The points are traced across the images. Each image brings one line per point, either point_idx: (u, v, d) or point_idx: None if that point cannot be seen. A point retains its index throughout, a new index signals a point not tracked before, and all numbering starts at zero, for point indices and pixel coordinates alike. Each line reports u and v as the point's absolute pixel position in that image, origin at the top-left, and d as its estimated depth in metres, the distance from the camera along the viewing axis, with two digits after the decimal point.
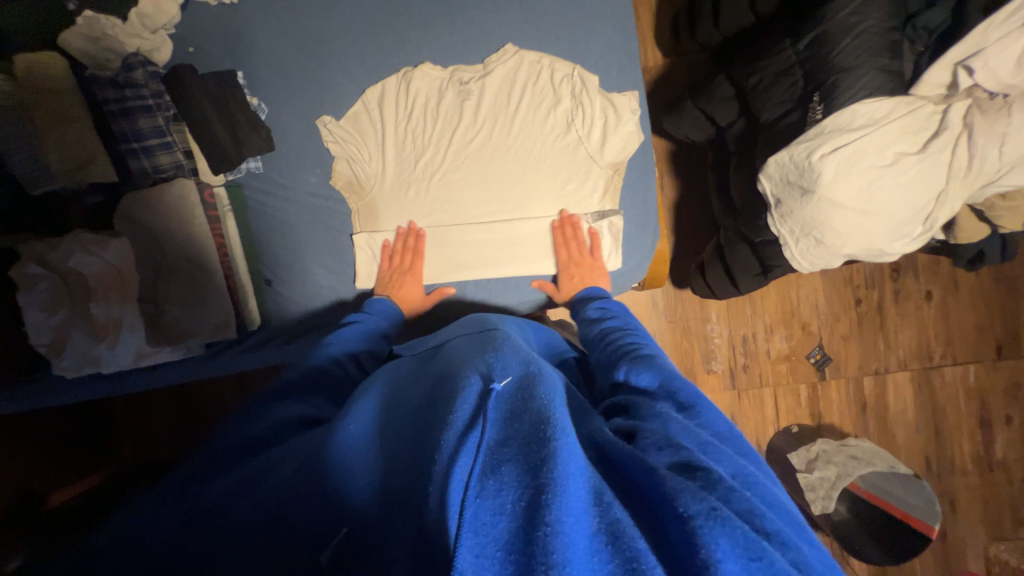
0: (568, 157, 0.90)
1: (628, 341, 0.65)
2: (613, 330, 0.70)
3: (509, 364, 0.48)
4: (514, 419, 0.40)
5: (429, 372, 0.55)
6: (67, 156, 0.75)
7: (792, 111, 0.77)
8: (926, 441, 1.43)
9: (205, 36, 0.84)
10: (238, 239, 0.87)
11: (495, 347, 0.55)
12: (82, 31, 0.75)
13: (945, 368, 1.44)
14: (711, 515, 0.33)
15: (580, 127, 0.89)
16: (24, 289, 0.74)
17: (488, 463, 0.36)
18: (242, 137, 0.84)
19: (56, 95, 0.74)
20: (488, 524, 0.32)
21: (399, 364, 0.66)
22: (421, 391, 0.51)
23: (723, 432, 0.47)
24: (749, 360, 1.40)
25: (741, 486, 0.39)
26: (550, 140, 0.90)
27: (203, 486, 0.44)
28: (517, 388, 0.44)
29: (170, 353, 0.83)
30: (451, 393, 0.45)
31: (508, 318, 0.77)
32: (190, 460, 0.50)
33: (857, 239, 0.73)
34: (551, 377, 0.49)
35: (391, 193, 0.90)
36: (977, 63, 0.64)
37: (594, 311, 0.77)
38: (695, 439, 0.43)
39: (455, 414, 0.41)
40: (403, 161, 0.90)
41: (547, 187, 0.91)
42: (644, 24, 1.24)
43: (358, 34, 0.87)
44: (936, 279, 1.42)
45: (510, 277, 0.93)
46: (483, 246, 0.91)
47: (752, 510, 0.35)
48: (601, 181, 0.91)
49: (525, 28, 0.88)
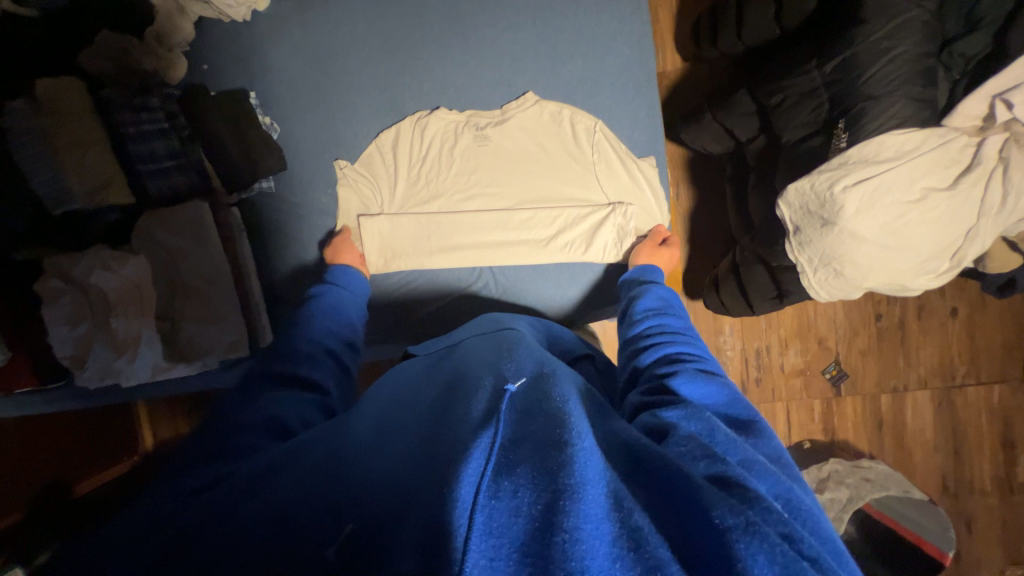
0: (582, 204, 0.88)
1: (687, 347, 0.61)
2: (671, 328, 0.65)
3: (523, 366, 0.51)
4: (529, 418, 0.42)
5: (446, 370, 0.57)
6: (88, 177, 0.75)
7: (815, 134, 0.73)
8: (945, 462, 1.40)
9: (220, 55, 0.85)
10: (250, 258, 0.88)
11: (510, 348, 0.57)
12: (102, 52, 0.76)
13: (968, 387, 1.39)
14: (748, 531, 0.33)
15: (599, 180, 0.88)
16: (49, 303, 0.77)
17: (501, 463, 0.37)
18: (255, 155, 0.83)
19: (73, 120, 0.74)
20: (504, 525, 0.33)
21: (413, 363, 0.66)
22: (435, 392, 0.52)
23: (769, 456, 0.45)
24: (761, 373, 1.38)
25: (785, 511, 0.39)
26: (566, 190, 0.88)
27: (225, 470, 0.44)
28: (532, 387, 0.47)
29: (186, 368, 0.84)
30: (467, 395, 0.47)
31: (522, 317, 0.77)
32: (214, 431, 0.50)
33: (877, 274, 0.70)
34: (564, 377, 0.51)
35: (404, 228, 0.88)
36: (1017, 97, 0.60)
37: (653, 299, 0.72)
38: (744, 453, 0.42)
39: (470, 410, 0.44)
40: (414, 200, 0.89)
41: (564, 230, 0.88)
42: (663, 31, 1.20)
43: (369, 53, 0.86)
44: (962, 295, 1.37)
45: (530, 281, 0.90)
46: (496, 250, 0.88)
47: (790, 534, 0.34)
48: (613, 226, 0.87)
49: (538, 46, 0.86)
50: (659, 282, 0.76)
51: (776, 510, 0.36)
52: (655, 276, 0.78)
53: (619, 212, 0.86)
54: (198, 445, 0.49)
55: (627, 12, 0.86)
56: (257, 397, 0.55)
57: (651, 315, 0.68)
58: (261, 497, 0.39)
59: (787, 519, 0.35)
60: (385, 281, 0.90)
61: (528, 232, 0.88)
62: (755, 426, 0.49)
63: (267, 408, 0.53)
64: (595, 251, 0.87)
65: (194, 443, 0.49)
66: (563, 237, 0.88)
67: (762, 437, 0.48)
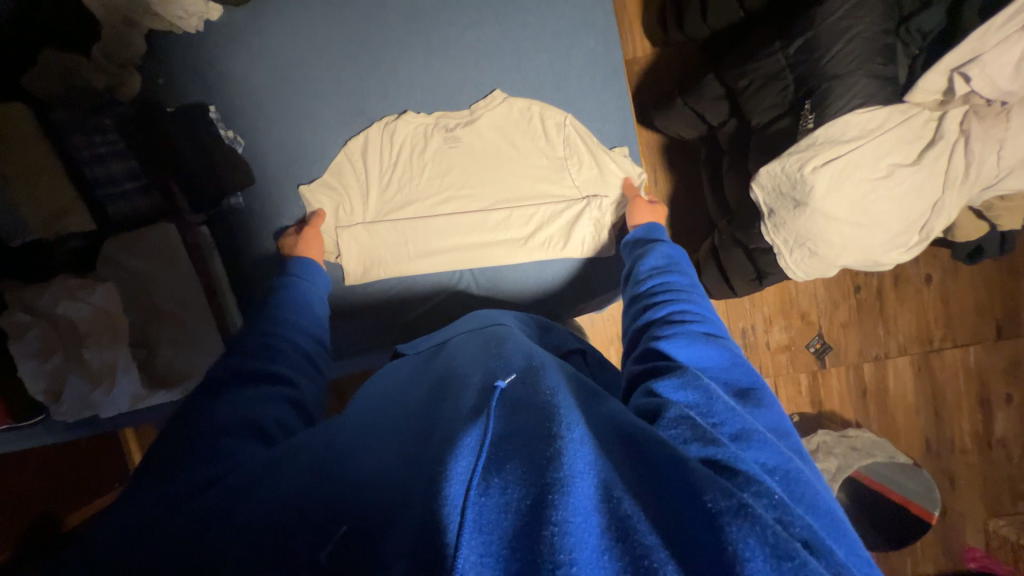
0: (558, 199, 0.87)
1: (691, 306, 0.60)
2: (675, 287, 0.64)
3: (512, 360, 0.51)
4: (518, 412, 0.42)
5: (436, 368, 0.56)
6: (42, 206, 0.72)
7: (783, 116, 0.74)
8: (927, 424, 1.44)
9: (174, 68, 0.82)
10: (225, 276, 0.86)
11: (499, 343, 0.56)
12: (47, 71, 0.74)
13: (945, 350, 1.44)
14: (740, 513, 0.33)
15: (574, 174, 0.87)
16: (14, 339, 0.73)
17: (490, 460, 0.37)
18: (219, 172, 0.82)
19: (23, 147, 0.71)
20: (492, 522, 0.33)
21: (403, 362, 0.65)
22: (425, 389, 0.52)
23: (769, 427, 0.46)
24: (748, 352, 1.40)
25: (775, 481, 0.40)
26: (542, 186, 0.87)
27: (221, 476, 0.43)
28: (521, 381, 0.46)
29: (166, 395, 0.82)
30: (457, 394, 0.46)
31: (511, 313, 0.76)
32: (192, 436, 0.48)
33: (851, 253, 0.72)
34: (553, 367, 0.51)
35: (380, 235, 0.86)
36: (974, 71, 0.61)
37: (658, 257, 0.71)
38: (740, 424, 0.43)
39: (460, 406, 0.44)
40: (388, 204, 0.87)
41: (543, 227, 0.87)
42: (630, 18, 1.20)
43: (331, 58, 0.84)
44: (935, 262, 1.40)
45: (512, 276, 0.89)
46: (476, 249, 0.87)
47: (784, 517, 0.35)
48: (589, 220, 0.87)
49: (503, 43, 0.85)
50: (666, 240, 0.74)
51: (771, 495, 0.37)
52: (660, 235, 0.76)
53: (594, 205, 0.86)
54: (180, 448, 0.47)
55: (591, 3, 0.85)
56: (224, 399, 0.53)
57: (656, 274, 0.67)
58: (245, 510, 0.38)
59: (780, 503, 0.36)
60: (364, 283, 0.87)
61: (506, 231, 0.87)
62: (754, 393, 0.49)
63: (243, 409, 0.51)
64: (574, 246, 0.87)
65: (168, 453, 0.47)
66: (541, 235, 0.87)
67: (760, 404, 0.48)
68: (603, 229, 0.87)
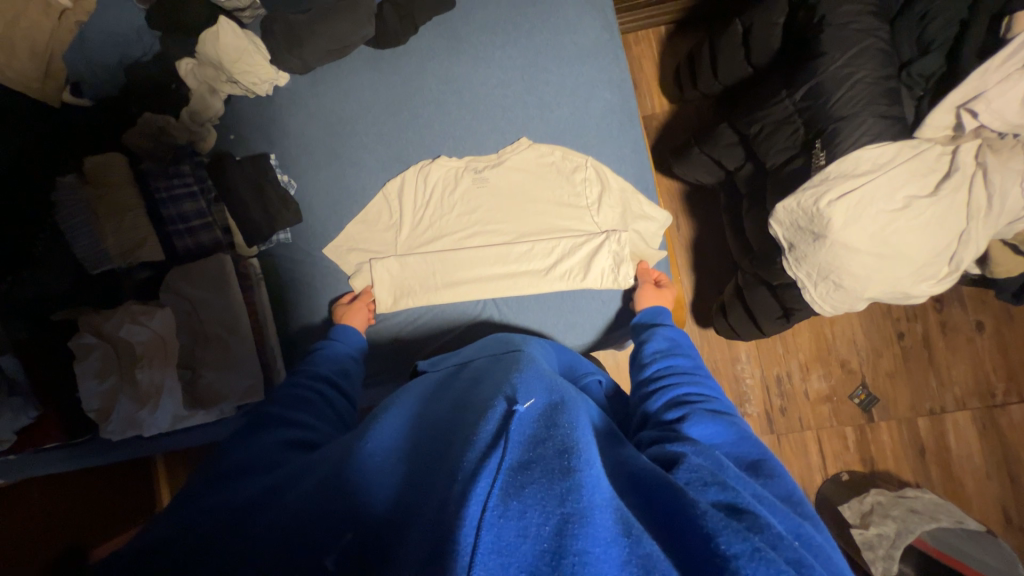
0: (577, 230, 0.93)
1: (696, 388, 0.61)
2: (680, 369, 0.65)
3: (533, 389, 0.49)
4: (538, 444, 0.41)
5: (457, 390, 0.57)
6: (123, 239, 0.84)
7: (796, 156, 0.76)
8: (1002, 491, 1.29)
9: (244, 126, 0.95)
10: (271, 323, 0.93)
11: (519, 369, 0.55)
12: (143, 130, 0.86)
13: (1011, 406, 1.31)
14: (754, 557, 0.32)
15: (593, 209, 0.93)
16: (81, 358, 0.81)
17: (509, 483, 0.37)
18: (273, 212, 0.91)
19: (115, 190, 0.83)
20: (511, 544, 0.33)
21: (426, 379, 0.67)
22: (443, 414, 0.52)
23: (780, 496, 0.45)
24: (786, 401, 1.33)
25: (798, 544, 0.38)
26: (558, 218, 0.94)
27: (232, 493, 0.46)
28: (544, 413, 0.45)
29: (204, 416, 0.86)
30: (480, 412, 0.46)
31: (534, 339, 0.78)
32: (215, 475, 0.50)
33: (877, 283, 0.71)
34: (575, 404, 0.49)
35: (409, 264, 0.93)
36: (979, 106, 0.63)
37: (661, 341, 0.72)
38: (754, 490, 0.42)
39: (478, 434, 0.42)
40: (417, 235, 0.95)
41: (563, 260, 0.91)
42: (647, 79, 1.30)
43: (377, 115, 0.95)
44: (985, 309, 1.33)
45: (532, 302, 0.91)
46: (499, 282, 0.92)
47: (801, 561, 0.34)
48: (609, 252, 0.90)
49: (528, 98, 0.94)
50: (667, 325, 0.76)
51: (791, 540, 0.35)
52: (663, 322, 0.78)
53: (613, 238, 0.90)
54: (217, 472, 0.50)
55: (608, 63, 0.95)
56: (247, 441, 0.55)
57: (661, 355, 0.68)
58: (263, 521, 0.41)
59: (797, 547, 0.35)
60: (391, 306, 0.92)
61: (528, 263, 0.92)
62: (765, 464, 0.48)
63: (255, 450, 0.53)
64: (593, 277, 0.90)
65: (203, 471, 0.51)
66: (562, 266, 0.91)
67: (771, 478, 0.47)
68: (621, 257, 0.90)
